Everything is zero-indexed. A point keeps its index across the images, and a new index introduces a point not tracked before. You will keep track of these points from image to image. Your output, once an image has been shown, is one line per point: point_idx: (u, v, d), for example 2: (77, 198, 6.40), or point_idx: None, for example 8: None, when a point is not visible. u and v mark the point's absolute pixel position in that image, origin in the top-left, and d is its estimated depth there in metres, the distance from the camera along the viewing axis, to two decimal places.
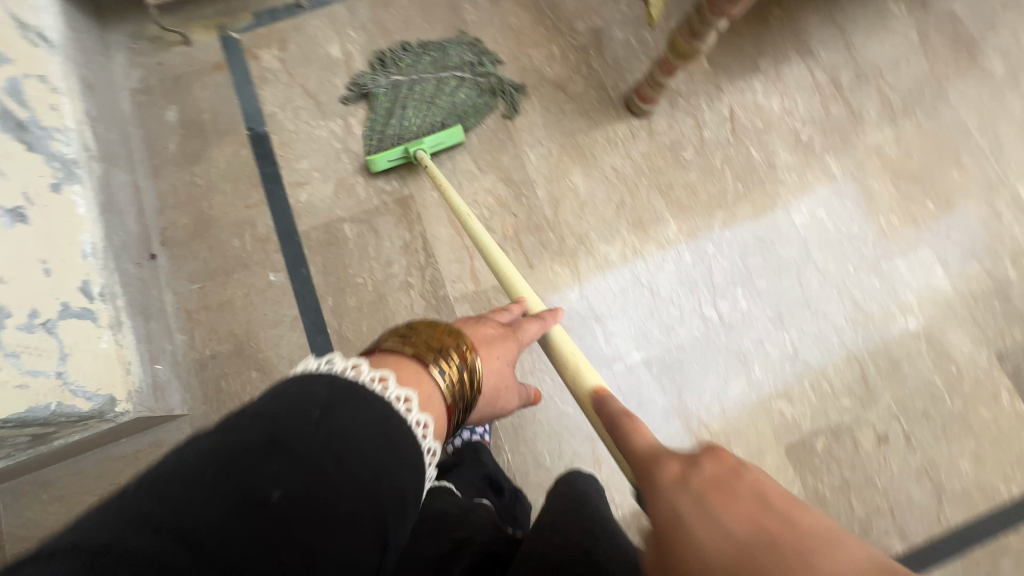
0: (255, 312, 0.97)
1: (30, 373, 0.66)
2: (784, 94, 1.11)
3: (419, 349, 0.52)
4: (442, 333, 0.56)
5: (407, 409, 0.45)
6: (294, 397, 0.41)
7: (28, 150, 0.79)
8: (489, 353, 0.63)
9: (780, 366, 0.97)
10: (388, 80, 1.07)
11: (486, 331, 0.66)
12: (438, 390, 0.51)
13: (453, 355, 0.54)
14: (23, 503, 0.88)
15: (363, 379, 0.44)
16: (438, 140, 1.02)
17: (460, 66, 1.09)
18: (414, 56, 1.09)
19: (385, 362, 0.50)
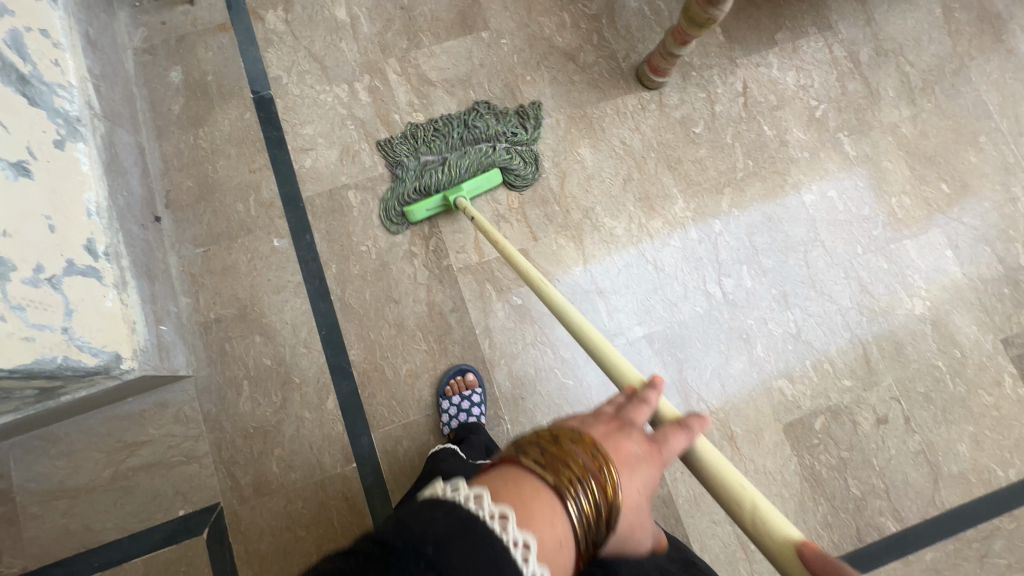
0: (259, 277, 0.97)
1: (36, 326, 0.66)
2: (800, 69, 1.08)
3: (562, 480, 0.37)
4: (585, 454, 0.39)
5: (527, 561, 0.32)
6: (410, 524, 0.32)
7: (31, 104, 0.78)
8: (632, 484, 0.41)
9: (782, 346, 0.97)
10: (418, 159, 1.00)
11: (638, 447, 0.42)
12: (570, 535, 0.36)
13: (599, 494, 0.37)
14: (32, 457, 0.90)
15: (483, 514, 0.33)
16: (477, 185, 0.98)
17: (494, 133, 1.02)
18: (442, 130, 1.02)
19: (505, 496, 0.35)
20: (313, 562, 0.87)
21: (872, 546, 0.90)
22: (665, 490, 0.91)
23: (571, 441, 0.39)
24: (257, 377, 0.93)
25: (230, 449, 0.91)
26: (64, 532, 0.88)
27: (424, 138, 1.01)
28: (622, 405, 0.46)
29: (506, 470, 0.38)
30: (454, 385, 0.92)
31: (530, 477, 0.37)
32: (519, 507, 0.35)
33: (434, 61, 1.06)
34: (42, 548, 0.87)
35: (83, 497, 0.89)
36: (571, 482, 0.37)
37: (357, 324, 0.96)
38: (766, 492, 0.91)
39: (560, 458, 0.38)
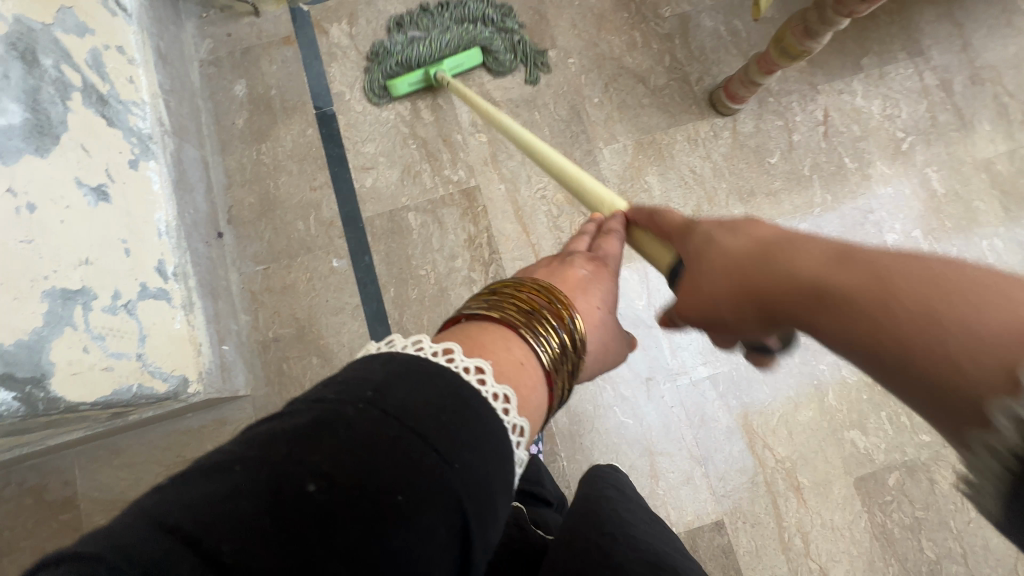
0: (317, 298, 0.97)
1: (115, 355, 0.66)
2: (887, 98, 1.02)
3: (509, 312, 0.43)
4: (527, 293, 0.46)
5: (483, 380, 0.34)
6: (349, 379, 0.32)
7: (108, 125, 0.78)
8: (591, 302, 0.50)
9: (856, 394, 0.92)
10: (405, 36, 1.03)
11: (580, 275, 0.52)
12: (529, 356, 0.41)
13: (550, 315, 0.44)
14: (96, 466, 0.92)
15: (426, 354, 0.35)
16: (457, 63, 1.01)
17: (481, 15, 1.04)
18: (431, 11, 1.05)
19: (450, 335, 0.41)
20: None
21: None
22: (725, 540, 0.88)
23: (513, 287, 0.46)
24: None
25: None
26: None
27: (413, 18, 1.04)
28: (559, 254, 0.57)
29: (455, 326, 0.43)
30: None
31: (480, 321, 0.43)
32: (467, 342, 0.39)
33: (499, 79, 1.04)
34: None
35: None
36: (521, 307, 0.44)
37: None
38: (832, 549, 0.87)
39: (503, 298, 0.45)
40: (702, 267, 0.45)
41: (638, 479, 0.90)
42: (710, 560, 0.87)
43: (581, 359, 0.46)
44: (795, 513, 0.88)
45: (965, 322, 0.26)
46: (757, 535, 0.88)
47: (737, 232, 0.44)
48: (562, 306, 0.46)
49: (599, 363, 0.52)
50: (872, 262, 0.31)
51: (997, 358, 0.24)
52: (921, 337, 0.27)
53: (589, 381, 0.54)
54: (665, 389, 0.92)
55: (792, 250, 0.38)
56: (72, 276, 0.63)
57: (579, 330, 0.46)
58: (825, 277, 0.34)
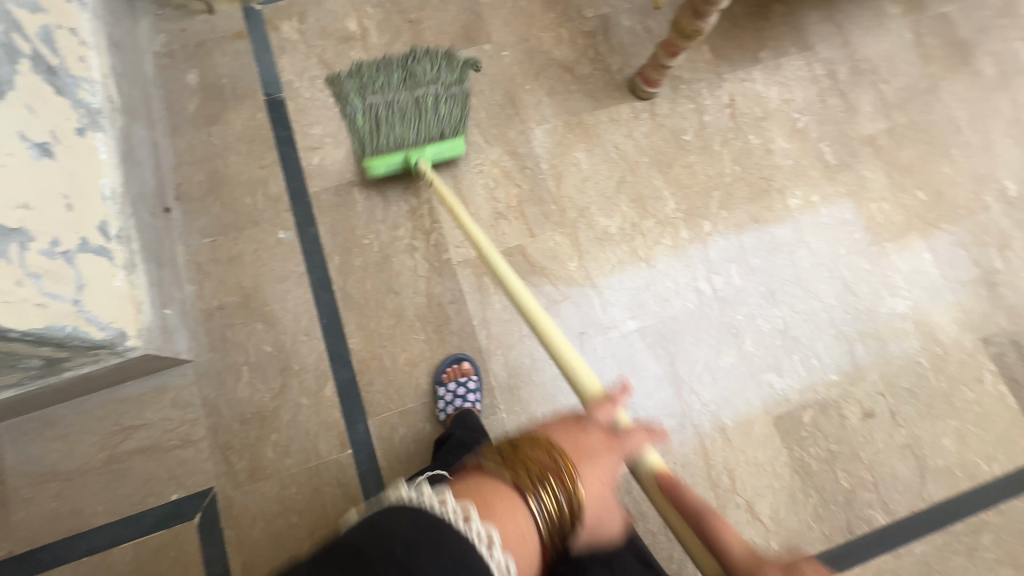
0: (263, 267, 1.00)
1: (50, 295, 0.68)
2: (782, 85, 1.15)
3: (518, 478, 0.54)
4: (535, 455, 0.56)
5: (489, 551, 0.47)
6: (381, 532, 0.46)
7: (57, 94, 0.82)
8: (594, 478, 0.58)
9: (770, 340, 1.00)
10: (363, 99, 1.03)
11: (591, 442, 0.60)
12: (530, 524, 0.53)
13: (552, 481, 0.55)
14: (27, 439, 0.90)
15: (449, 515, 0.48)
16: (439, 151, 1.02)
17: (434, 74, 1.07)
18: (385, 73, 1.07)
19: (467, 488, 0.53)
20: (306, 548, 0.87)
21: (861, 539, 0.91)
22: None
23: (529, 444, 0.58)
24: (257, 363, 0.95)
25: (226, 433, 0.91)
26: (53, 514, 0.87)
27: (369, 85, 1.05)
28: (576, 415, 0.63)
29: (474, 475, 0.56)
30: (451, 372, 0.94)
31: (492, 472, 0.56)
32: (481, 503, 0.52)
33: None
34: (29, 532, 0.87)
35: (76, 480, 0.89)
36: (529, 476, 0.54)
37: (357, 314, 0.98)
38: (756, 484, 0.93)
39: (513, 454, 0.57)
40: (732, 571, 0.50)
41: None
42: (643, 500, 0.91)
43: (569, 521, 0.56)
44: (720, 452, 0.94)
45: None
46: (686, 475, 0.93)
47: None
48: (566, 478, 0.56)
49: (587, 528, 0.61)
50: None
51: None
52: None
53: (584, 543, 0.61)
54: (597, 341, 0.99)
55: None
56: (10, 216, 0.66)
57: (574, 498, 0.56)
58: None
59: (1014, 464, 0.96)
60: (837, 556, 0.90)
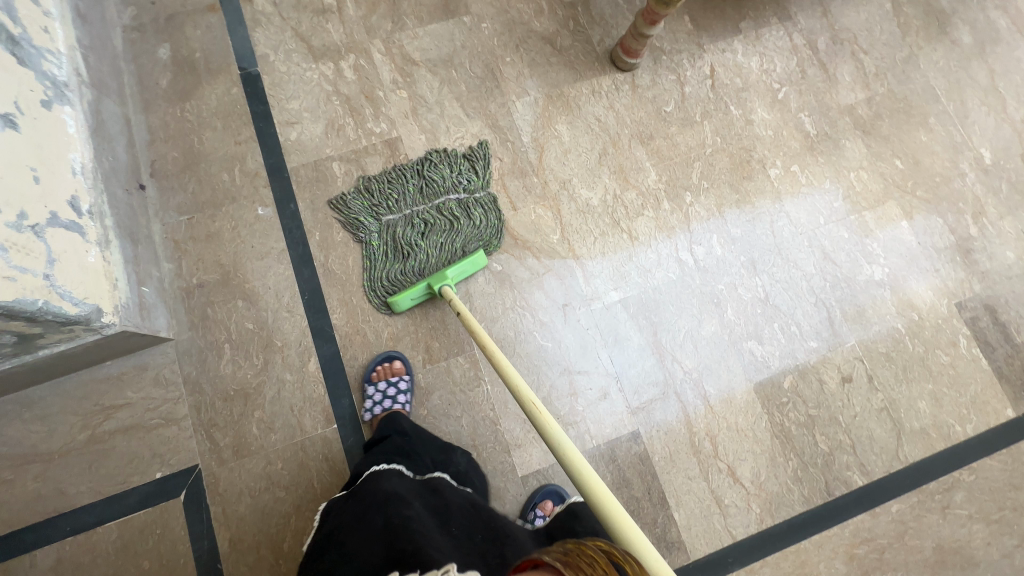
0: (242, 244, 0.98)
1: (18, 267, 0.66)
2: (763, 55, 1.15)
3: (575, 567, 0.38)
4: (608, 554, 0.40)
5: None
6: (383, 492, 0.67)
7: (20, 64, 0.80)
8: None
9: (751, 309, 1.01)
10: (381, 223, 1.00)
11: None
12: None
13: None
14: (4, 421, 0.89)
15: None
16: (461, 270, 0.95)
17: (450, 181, 1.03)
18: (401, 188, 1.02)
19: None
20: (292, 522, 0.87)
21: (840, 500, 0.93)
22: (641, 448, 0.94)
23: (606, 555, 0.39)
24: (239, 340, 0.94)
25: (210, 411, 0.91)
26: (35, 496, 0.86)
27: (384, 202, 1.01)
28: None
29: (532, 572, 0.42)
30: (380, 372, 0.93)
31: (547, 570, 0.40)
32: None
33: (418, 42, 1.11)
34: (11, 513, 0.86)
35: (57, 461, 0.88)
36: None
37: (340, 289, 0.97)
38: (738, 449, 0.94)
39: (580, 552, 0.40)
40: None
41: (558, 397, 0.95)
42: (628, 467, 0.92)
43: None
44: (703, 419, 0.95)
45: None
46: (670, 442, 0.94)
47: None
48: None
49: None
50: None
51: None
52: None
53: None
54: (580, 313, 0.99)
55: None
56: None
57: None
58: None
59: (985, 423, 0.98)
60: (815, 517, 0.92)
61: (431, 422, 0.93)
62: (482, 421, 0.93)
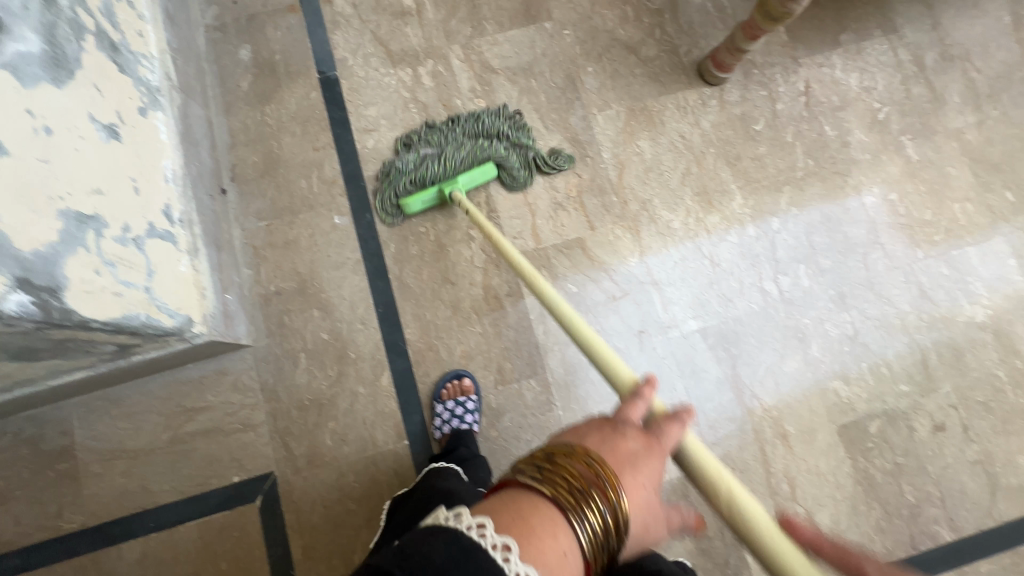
0: (319, 253, 0.99)
1: (124, 283, 0.67)
2: (864, 71, 1.07)
3: (558, 491, 0.41)
4: (577, 462, 0.43)
5: None
6: (438, 488, 0.68)
7: (120, 71, 0.81)
8: (638, 480, 0.44)
9: (838, 346, 0.96)
10: (417, 153, 1.00)
11: (629, 446, 0.46)
12: (578, 548, 0.40)
13: (597, 498, 0.41)
14: (95, 416, 0.92)
15: (487, 544, 0.37)
16: (471, 179, 0.98)
17: (496, 130, 1.02)
18: (443, 128, 1.02)
19: (512, 519, 0.40)
20: (363, 536, 0.88)
21: (925, 555, 0.89)
22: None
23: (563, 453, 0.44)
24: (314, 350, 0.95)
25: (286, 419, 0.92)
26: (122, 491, 0.90)
27: (421, 135, 1.02)
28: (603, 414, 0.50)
29: (505, 491, 0.43)
30: (450, 390, 0.92)
31: (526, 492, 0.42)
32: (525, 530, 0.39)
33: (498, 49, 1.08)
34: (100, 505, 0.90)
35: (142, 458, 0.91)
36: (568, 492, 0.41)
37: (413, 303, 0.97)
38: (817, 493, 0.91)
39: (550, 467, 0.43)
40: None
41: None
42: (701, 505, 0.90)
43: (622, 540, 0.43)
44: (781, 460, 0.92)
45: None
46: (746, 481, 0.91)
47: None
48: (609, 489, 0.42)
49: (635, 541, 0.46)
50: None
51: None
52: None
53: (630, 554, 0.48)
54: (656, 341, 0.96)
55: None
56: (85, 202, 0.64)
57: (625, 515, 0.42)
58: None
59: None
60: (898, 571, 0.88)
61: (501, 444, 0.92)
62: None
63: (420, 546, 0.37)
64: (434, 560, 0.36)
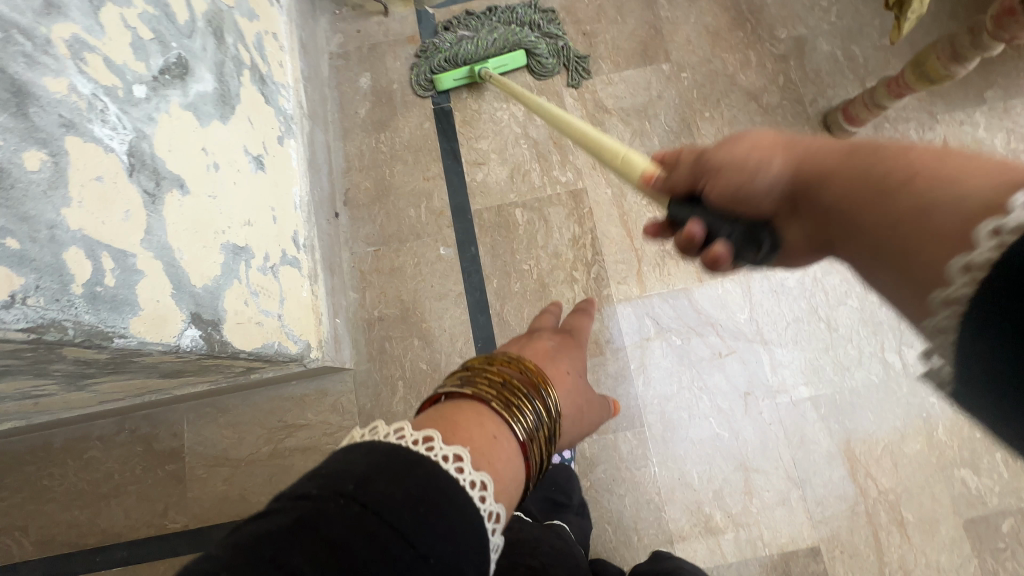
0: (423, 282, 1.00)
1: (264, 312, 0.70)
2: (1011, 132, 0.99)
3: (478, 387, 0.44)
4: (499, 365, 0.48)
5: (461, 470, 0.35)
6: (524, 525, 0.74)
7: (267, 103, 0.85)
8: (562, 364, 0.57)
9: (969, 431, 0.88)
10: (454, 34, 1.09)
11: (546, 346, 0.59)
12: (502, 430, 0.42)
13: (519, 385, 0.46)
14: (203, 422, 0.97)
15: (407, 441, 0.35)
16: (502, 62, 1.07)
17: (528, 20, 1.09)
18: (481, 16, 1.11)
19: (430, 418, 0.40)
20: None
21: None
22: (820, 567, 0.85)
23: (484, 362, 0.48)
24: (412, 379, 0.96)
25: None
26: (222, 498, 0.94)
27: (461, 21, 1.11)
28: (528, 333, 0.65)
29: (434, 407, 0.44)
30: None
31: (450, 400, 0.44)
32: (446, 429, 0.39)
33: (612, 89, 1.07)
34: (201, 508, 0.94)
35: (243, 468, 0.95)
36: (486, 379, 0.45)
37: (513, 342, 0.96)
38: None
39: (472, 373, 0.46)
40: (706, 188, 0.53)
41: (731, 494, 0.88)
42: None
43: (557, 426, 0.47)
44: (897, 549, 0.85)
45: (831, 161, 0.45)
46: (856, 568, 0.85)
47: (730, 144, 0.53)
48: (529, 365, 0.49)
49: (575, 425, 0.55)
50: (758, 154, 0.51)
51: (835, 151, 0.46)
52: (919, 211, 0.35)
53: (570, 446, 0.56)
54: (763, 404, 0.91)
55: (745, 148, 0.52)
56: (240, 235, 0.68)
57: (552, 399, 0.47)
58: (854, 185, 0.42)
59: None
60: None
61: (593, 496, 0.90)
62: (646, 504, 0.89)
63: (333, 462, 0.33)
64: (354, 469, 0.32)
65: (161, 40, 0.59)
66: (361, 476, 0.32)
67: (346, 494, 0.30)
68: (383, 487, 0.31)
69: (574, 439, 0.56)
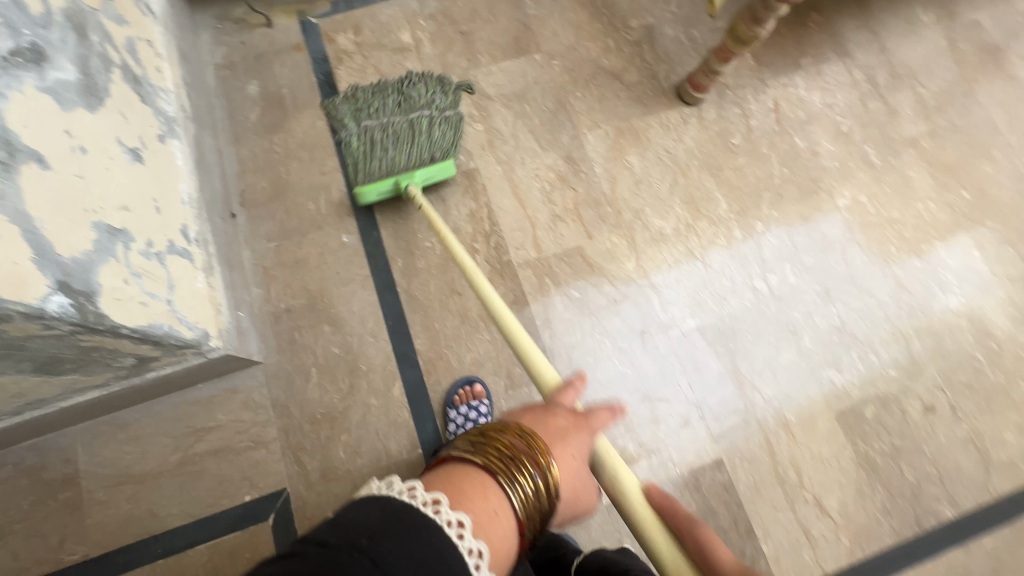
0: (328, 270, 1.02)
1: (149, 294, 0.69)
2: (824, 90, 1.18)
3: (488, 459, 0.48)
4: (511, 437, 0.50)
5: (462, 537, 0.40)
6: None
7: (142, 102, 0.85)
8: (570, 452, 0.54)
9: (829, 337, 1.01)
10: (359, 127, 0.97)
11: (558, 422, 0.56)
12: (502, 505, 0.46)
13: (526, 463, 0.48)
14: (100, 443, 0.91)
15: (417, 502, 0.41)
16: (429, 175, 1.01)
17: (428, 97, 0.99)
18: (380, 94, 0.99)
19: (441, 482, 0.45)
20: None
21: (930, 532, 0.91)
22: (725, 477, 0.93)
23: (498, 430, 0.51)
24: (325, 365, 0.96)
25: (298, 433, 0.92)
26: (127, 517, 0.88)
27: (362, 106, 0.97)
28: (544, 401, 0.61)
29: (444, 464, 0.48)
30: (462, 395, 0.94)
31: (458, 461, 0.48)
32: (452, 494, 0.44)
33: (492, 78, 1.16)
34: (104, 534, 0.87)
35: (149, 482, 0.89)
36: (497, 458, 0.48)
37: (422, 315, 0.99)
38: (823, 479, 0.93)
39: (486, 441, 0.50)
40: None
41: (641, 424, 0.95)
42: (713, 496, 0.92)
43: (552, 504, 0.49)
44: (786, 448, 0.95)
45: None
46: (754, 471, 0.94)
47: None
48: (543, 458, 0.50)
49: (564, 506, 0.55)
50: None
51: None
52: None
53: (557, 522, 0.56)
54: (658, 339, 1.00)
55: None
56: (115, 218, 0.67)
57: (552, 479, 0.49)
58: None
59: None
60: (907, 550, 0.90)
61: None
62: None
63: (356, 516, 0.40)
64: (369, 524, 0.39)
65: (10, 26, 0.60)
66: (375, 533, 0.38)
67: (360, 548, 0.37)
68: (392, 549, 0.37)
69: (561, 518, 0.56)
